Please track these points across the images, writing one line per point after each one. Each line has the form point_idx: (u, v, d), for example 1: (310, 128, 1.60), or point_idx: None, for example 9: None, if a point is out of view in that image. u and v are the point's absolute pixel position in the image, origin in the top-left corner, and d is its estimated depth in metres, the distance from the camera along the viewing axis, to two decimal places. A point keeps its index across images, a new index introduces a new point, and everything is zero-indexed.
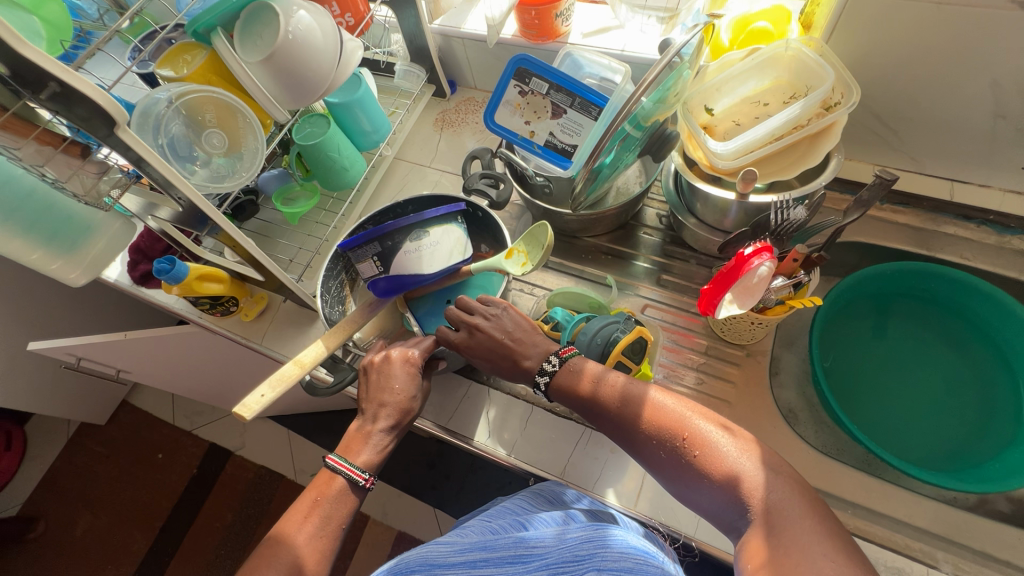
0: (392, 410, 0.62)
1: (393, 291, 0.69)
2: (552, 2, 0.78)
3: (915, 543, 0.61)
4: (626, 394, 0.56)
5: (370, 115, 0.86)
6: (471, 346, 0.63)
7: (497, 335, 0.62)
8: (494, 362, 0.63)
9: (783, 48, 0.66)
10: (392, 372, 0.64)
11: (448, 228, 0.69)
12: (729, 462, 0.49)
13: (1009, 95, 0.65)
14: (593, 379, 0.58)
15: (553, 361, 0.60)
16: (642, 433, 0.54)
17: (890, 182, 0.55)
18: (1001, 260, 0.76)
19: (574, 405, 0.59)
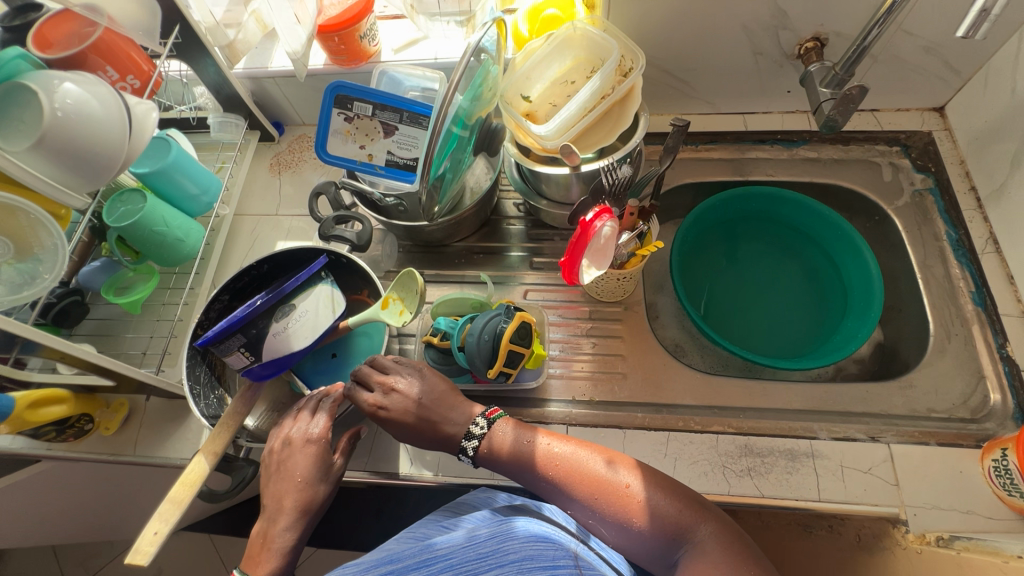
0: (295, 502, 0.59)
1: (272, 371, 0.64)
2: (351, 25, 0.78)
3: (797, 423, 0.70)
4: (558, 454, 0.58)
5: (194, 177, 0.80)
6: (383, 408, 0.60)
7: (413, 395, 0.61)
8: (404, 430, 0.61)
9: (574, 30, 0.72)
10: (293, 458, 0.62)
11: (314, 292, 0.66)
12: (657, 507, 0.53)
13: (758, 34, 0.77)
14: (519, 443, 0.59)
15: (480, 424, 0.61)
16: (572, 487, 0.56)
17: (685, 127, 0.62)
18: (796, 170, 0.89)
19: (503, 470, 0.60)
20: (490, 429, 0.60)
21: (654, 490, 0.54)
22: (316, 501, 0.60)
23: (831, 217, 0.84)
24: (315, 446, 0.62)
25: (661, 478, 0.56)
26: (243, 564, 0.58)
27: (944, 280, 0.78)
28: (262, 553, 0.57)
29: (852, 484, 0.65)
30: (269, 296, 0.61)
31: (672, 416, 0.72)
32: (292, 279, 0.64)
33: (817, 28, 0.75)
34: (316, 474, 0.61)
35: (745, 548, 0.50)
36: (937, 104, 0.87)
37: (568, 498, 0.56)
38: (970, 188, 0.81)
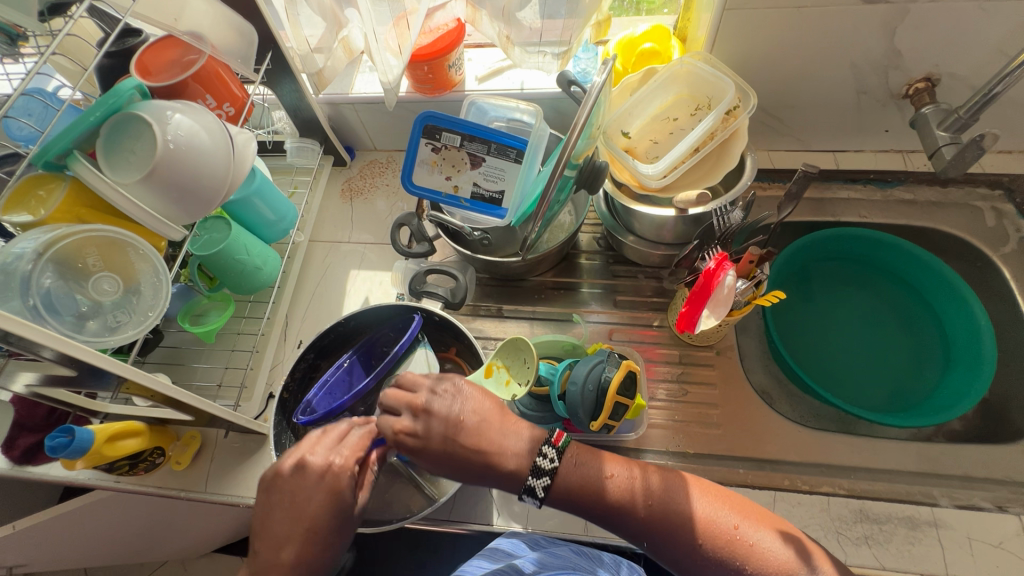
0: (294, 555, 0.48)
1: (373, 448, 0.60)
2: (442, 56, 0.76)
3: (913, 487, 0.65)
4: (651, 489, 0.52)
5: (271, 203, 0.78)
6: (416, 436, 0.53)
7: (450, 421, 0.53)
8: (443, 459, 0.53)
9: (680, 66, 0.70)
10: (308, 489, 0.50)
11: (413, 358, 0.63)
12: (768, 554, 0.48)
13: (866, 73, 0.74)
14: (600, 473, 0.53)
15: (548, 456, 0.52)
16: (671, 530, 0.50)
17: (814, 174, 0.62)
18: (890, 212, 0.86)
19: (581, 509, 0.53)
20: (562, 457, 0.53)
21: (764, 533, 0.49)
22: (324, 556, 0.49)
23: (943, 273, 0.80)
24: (331, 484, 0.51)
25: (764, 518, 0.51)
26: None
27: None
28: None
29: (983, 560, 0.60)
30: (377, 371, 0.59)
31: (776, 474, 0.68)
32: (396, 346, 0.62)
33: (931, 69, 0.72)
34: (330, 521, 0.50)
35: None
36: None
37: (666, 543, 0.50)
38: None
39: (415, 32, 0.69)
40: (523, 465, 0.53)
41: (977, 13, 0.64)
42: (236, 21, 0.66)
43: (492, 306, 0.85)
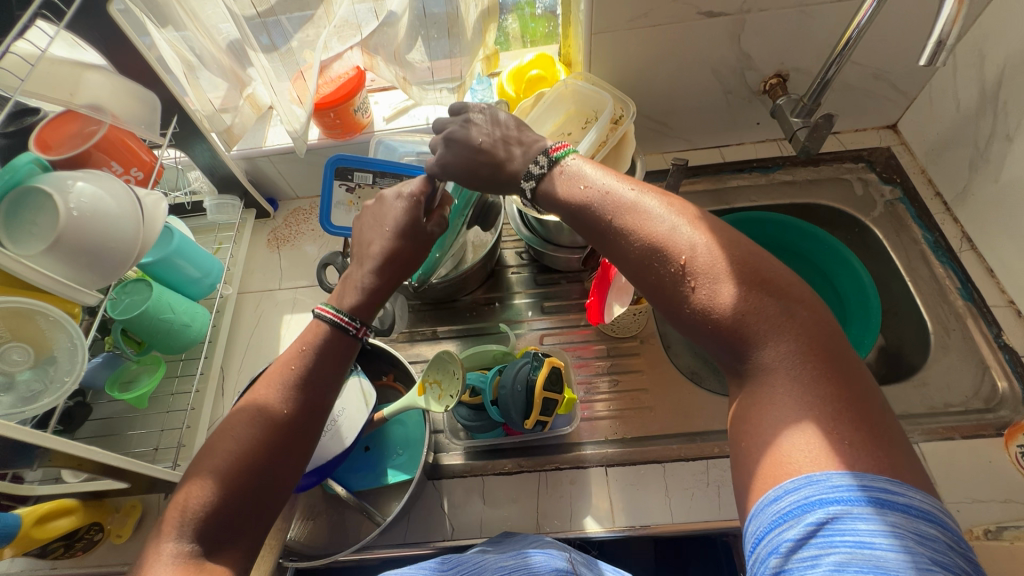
0: (380, 251, 0.58)
1: (315, 479, 0.61)
2: (346, 101, 0.81)
3: None
4: (619, 205, 0.49)
5: (195, 261, 0.80)
6: (448, 160, 0.60)
7: (474, 142, 0.59)
8: (473, 171, 0.59)
9: (565, 86, 0.77)
10: (385, 212, 0.60)
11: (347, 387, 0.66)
12: (715, 302, 0.42)
13: (727, 77, 0.83)
14: (590, 182, 0.52)
15: (541, 164, 0.56)
16: (625, 243, 0.48)
17: (683, 163, 0.71)
18: (775, 193, 0.95)
19: (558, 211, 0.55)
20: (550, 164, 0.56)
21: (727, 285, 0.42)
22: (399, 256, 0.59)
23: (829, 241, 0.89)
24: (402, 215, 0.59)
25: (754, 271, 0.42)
26: (221, 464, 0.46)
27: (931, 279, 0.83)
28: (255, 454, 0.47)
29: None
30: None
31: (706, 444, 0.72)
32: None
33: (778, 66, 0.82)
34: (400, 240, 0.58)
35: (823, 372, 0.37)
36: (890, 121, 0.96)
37: (622, 258, 0.49)
38: (935, 194, 0.88)
39: (314, 83, 0.72)
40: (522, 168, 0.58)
41: (801, 16, 0.74)
42: (136, 90, 0.68)
43: (427, 330, 0.88)
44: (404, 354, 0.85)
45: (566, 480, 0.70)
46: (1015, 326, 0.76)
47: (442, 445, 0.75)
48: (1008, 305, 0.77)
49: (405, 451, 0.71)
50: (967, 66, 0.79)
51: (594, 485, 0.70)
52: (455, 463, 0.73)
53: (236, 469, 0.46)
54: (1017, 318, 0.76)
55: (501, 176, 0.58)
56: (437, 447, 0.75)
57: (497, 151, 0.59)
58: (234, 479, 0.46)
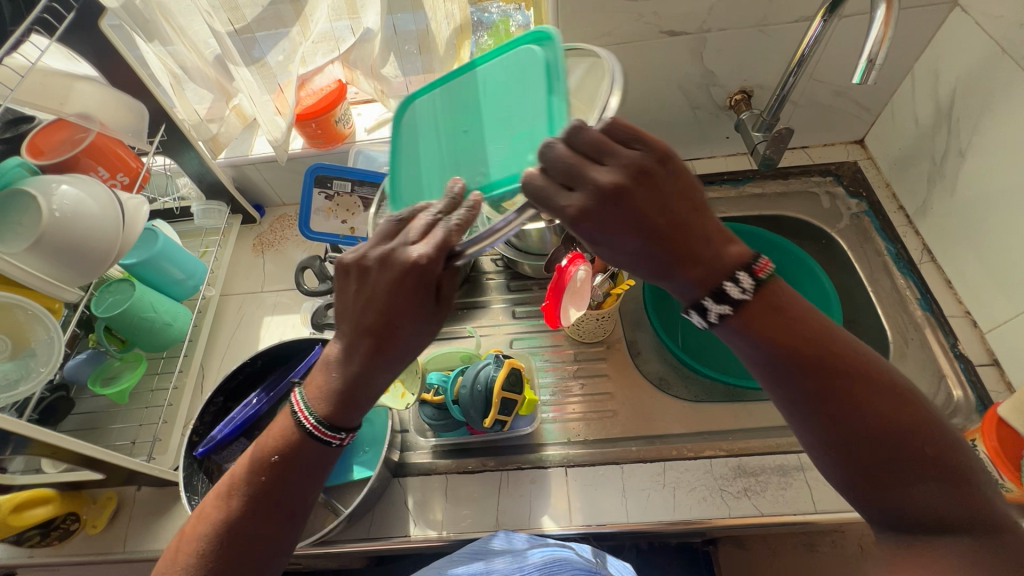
0: (372, 345, 0.44)
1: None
2: (328, 112, 0.85)
3: (784, 439, 0.73)
4: (839, 367, 0.40)
5: (179, 263, 0.84)
6: (594, 218, 0.39)
7: (649, 205, 0.39)
8: (619, 239, 0.39)
9: None
10: (391, 281, 0.43)
11: None
12: (892, 503, 0.38)
13: (693, 92, 0.87)
14: (792, 327, 0.41)
15: (745, 282, 0.39)
16: (848, 411, 0.39)
17: None
18: (745, 206, 0.98)
19: (736, 344, 0.42)
20: (756, 292, 0.40)
21: (947, 488, 0.37)
22: (401, 350, 0.45)
23: (796, 252, 0.92)
24: (406, 272, 0.43)
25: (969, 486, 0.37)
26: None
27: (892, 290, 0.85)
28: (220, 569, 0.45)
29: None
30: (269, 393, 0.71)
31: (665, 446, 0.74)
32: None
33: (742, 83, 0.85)
34: (405, 323, 0.44)
35: None
36: (857, 137, 0.98)
37: (826, 417, 0.40)
38: (898, 207, 0.91)
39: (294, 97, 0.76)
40: (707, 276, 0.39)
41: (760, 35, 0.77)
42: (126, 100, 0.72)
43: None
44: None
45: (526, 480, 0.72)
46: (970, 335, 0.77)
47: (410, 443, 0.77)
48: (964, 315, 0.79)
49: (372, 448, 0.73)
50: (924, 84, 0.82)
51: (553, 485, 0.72)
52: (420, 462, 0.75)
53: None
54: (972, 327, 0.78)
55: (678, 262, 0.39)
56: (404, 447, 0.77)
57: (700, 249, 0.39)
58: None
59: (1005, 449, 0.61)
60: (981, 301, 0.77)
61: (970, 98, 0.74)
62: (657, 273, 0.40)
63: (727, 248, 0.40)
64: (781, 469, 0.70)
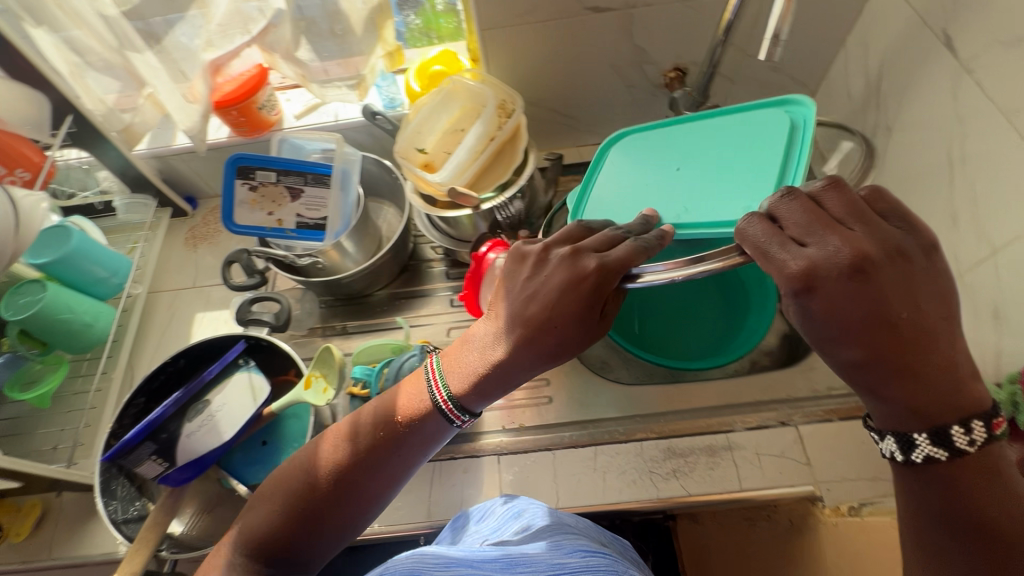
0: (528, 328, 0.49)
1: (193, 473, 0.61)
2: (249, 98, 0.82)
3: (715, 419, 0.73)
4: (1022, 548, 0.39)
5: (101, 261, 0.81)
6: (823, 278, 0.40)
7: (847, 292, 0.39)
8: (837, 312, 0.40)
9: (452, 82, 0.77)
10: (569, 279, 0.49)
11: (231, 382, 0.66)
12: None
13: (627, 71, 0.85)
14: (994, 493, 0.40)
15: (979, 431, 0.40)
16: (979, 534, 0.40)
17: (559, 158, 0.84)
18: None
19: (916, 484, 0.42)
20: (982, 445, 0.40)
21: None
22: (562, 350, 0.50)
23: None
24: (580, 279, 0.49)
25: None
26: (259, 521, 0.50)
27: None
28: (297, 511, 0.50)
29: (769, 469, 0.68)
30: (176, 398, 0.62)
31: (598, 431, 0.74)
32: (212, 367, 0.65)
33: (676, 60, 0.83)
34: (562, 328, 0.49)
35: None
36: None
37: (951, 522, 0.41)
38: None
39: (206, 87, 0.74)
40: (925, 377, 0.40)
41: (687, 10, 0.76)
42: (19, 89, 0.68)
43: (337, 325, 0.88)
44: (314, 349, 0.86)
45: (459, 470, 0.72)
46: None
47: None
48: None
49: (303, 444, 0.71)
50: (855, 59, 0.81)
51: (485, 473, 0.71)
52: None
53: (282, 529, 0.50)
54: None
55: (876, 328, 0.39)
56: None
57: (924, 370, 0.39)
58: (281, 536, 0.49)
59: None
60: None
61: (896, 73, 0.74)
62: (858, 372, 0.41)
63: (980, 422, 0.40)
64: (710, 449, 0.70)
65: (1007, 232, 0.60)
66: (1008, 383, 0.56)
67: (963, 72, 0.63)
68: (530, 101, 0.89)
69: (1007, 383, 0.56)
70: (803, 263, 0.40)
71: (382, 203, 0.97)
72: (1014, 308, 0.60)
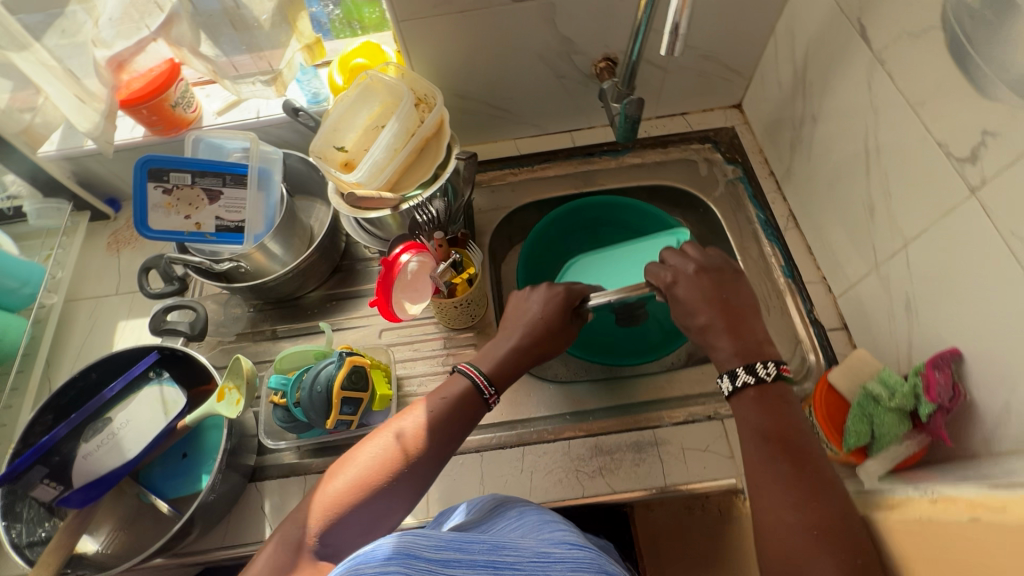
0: (528, 329, 0.64)
1: (99, 493, 0.59)
2: (158, 95, 0.75)
3: (642, 415, 0.73)
4: (824, 476, 0.49)
5: (10, 270, 0.78)
6: (685, 277, 0.63)
7: (706, 282, 0.62)
8: (705, 298, 0.61)
9: (369, 77, 0.73)
10: (543, 294, 0.66)
11: (139, 398, 0.64)
12: (773, 514, 0.48)
13: (555, 61, 0.83)
14: (792, 418, 0.54)
15: (728, 381, 0.57)
16: (799, 469, 0.50)
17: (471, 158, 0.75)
18: (624, 176, 0.96)
19: (749, 424, 0.55)
20: (771, 380, 0.56)
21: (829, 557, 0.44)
22: (548, 343, 0.64)
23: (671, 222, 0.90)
24: (566, 294, 0.66)
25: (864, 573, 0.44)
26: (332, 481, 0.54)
27: (759, 257, 0.86)
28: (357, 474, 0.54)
29: (694, 464, 0.69)
30: (72, 419, 0.60)
31: (527, 431, 0.73)
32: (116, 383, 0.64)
33: (605, 50, 0.82)
34: (553, 324, 0.64)
35: None
36: (735, 101, 0.97)
37: (772, 456, 0.51)
38: (769, 173, 0.91)
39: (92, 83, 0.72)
40: (739, 343, 0.58)
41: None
42: None
43: (267, 329, 0.86)
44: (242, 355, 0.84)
45: None
46: (825, 301, 0.79)
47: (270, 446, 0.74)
48: (821, 281, 0.80)
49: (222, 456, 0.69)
50: (783, 47, 0.80)
51: None
52: (277, 463, 0.72)
53: (345, 487, 0.53)
54: (827, 293, 0.79)
55: (720, 313, 0.60)
56: (262, 449, 0.74)
57: (740, 328, 0.59)
58: (341, 489, 0.53)
59: (831, 414, 0.63)
60: (834, 267, 0.78)
61: (818, 63, 0.73)
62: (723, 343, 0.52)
63: (774, 364, 0.57)
64: (637, 445, 0.70)
65: (918, 225, 0.61)
66: (912, 375, 0.57)
67: (875, 64, 0.63)
68: (460, 94, 0.87)
69: (910, 375, 0.58)
70: (692, 260, 0.64)
71: (313, 201, 0.94)
72: (922, 298, 0.61)
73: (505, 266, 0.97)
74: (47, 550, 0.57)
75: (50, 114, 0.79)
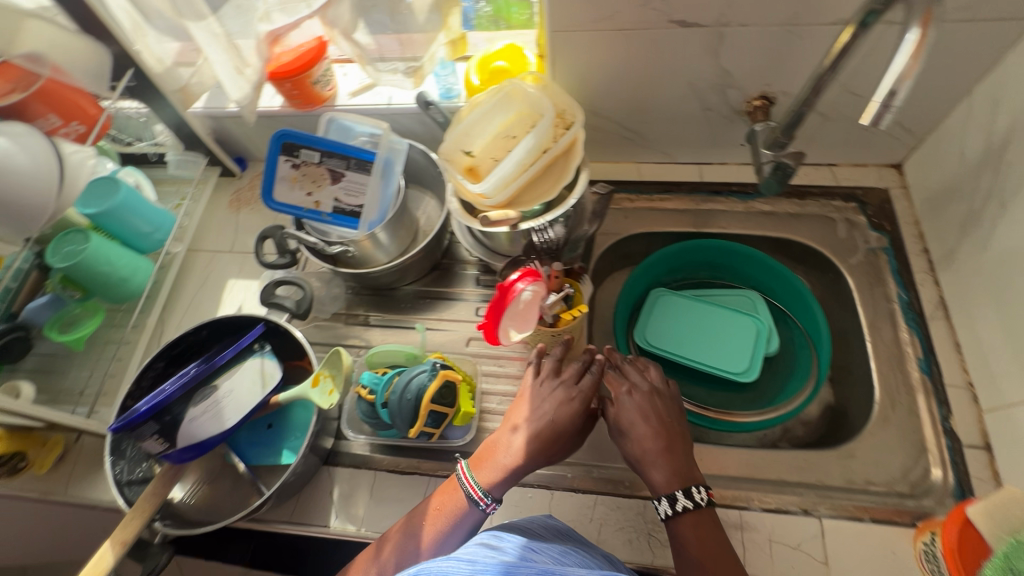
0: (537, 431, 0.62)
1: (193, 454, 0.62)
2: (304, 71, 0.77)
3: (730, 491, 0.68)
4: None
5: (146, 216, 0.81)
6: (637, 395, 0.65)
7: (654, 408, 0.64)
8: (651, 422, 0.63)
9: (510, 85, 0.70)
10: (540, 392, 0.66)
11: (242, 369, 0.67)
12: None
13: (706, 92, 0.76)
14: (721, 545, 0.56)
15: (665, 502, 0.58)
16: None
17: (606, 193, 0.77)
18: (749, 223, 0.88)
19: (677, 551, 0.56)
20: (700, 505, 0.57)
21: None
22: (552, 445, 0.62)
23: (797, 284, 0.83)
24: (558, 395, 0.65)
25: None
26: None
27: (892, 343, 0.76)
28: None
29: (780, 560, 0.63)
30: (185, 381, 0.62)
31: (601, 478, 0.70)
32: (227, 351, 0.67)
33: (764, 87, 0.74)
34: (564, 427, 0.63)
35: None
36: (895, 161, 0.86)
37: None
38: (922, 250, 0.80)
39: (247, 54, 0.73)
40: (675, 473, 0.60)
41: (790, 36, 0.66)
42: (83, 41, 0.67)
43: (361, 315, 0.88)
44: (334, 335, 0.86)
45: None
46: (966, 411, 0.69)
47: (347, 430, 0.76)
48: (966, 386, 0.70)
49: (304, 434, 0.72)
50: (979, 113, 0.70)
51: None
52: (352, 452, 0.74)
53: None
54: (971, 403, 0.69)
55: (662, 444, 0.62)
56: (340, 434, 0.76)
57: (676, 454, 0.61)
58: None
59: (963, 551, 0.54)
60: (988, 376, 0.68)
61: None
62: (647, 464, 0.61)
63: (701, 493, 0.58)
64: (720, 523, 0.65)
65: None
66: None
67: None
68: (593, 110, 0.83)
69: None
70: (650, 380, 0.67)
71: (423, 193, 0.95)
72: None
73: (601, 293, 0.93)
74: (143, 495, 0.60)
75: (205, 76, 0.82)
